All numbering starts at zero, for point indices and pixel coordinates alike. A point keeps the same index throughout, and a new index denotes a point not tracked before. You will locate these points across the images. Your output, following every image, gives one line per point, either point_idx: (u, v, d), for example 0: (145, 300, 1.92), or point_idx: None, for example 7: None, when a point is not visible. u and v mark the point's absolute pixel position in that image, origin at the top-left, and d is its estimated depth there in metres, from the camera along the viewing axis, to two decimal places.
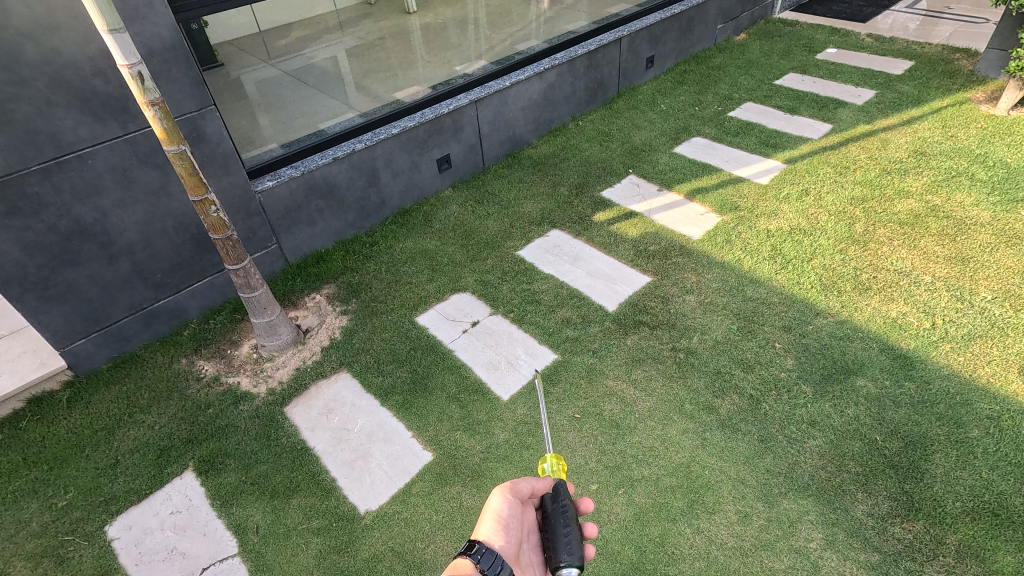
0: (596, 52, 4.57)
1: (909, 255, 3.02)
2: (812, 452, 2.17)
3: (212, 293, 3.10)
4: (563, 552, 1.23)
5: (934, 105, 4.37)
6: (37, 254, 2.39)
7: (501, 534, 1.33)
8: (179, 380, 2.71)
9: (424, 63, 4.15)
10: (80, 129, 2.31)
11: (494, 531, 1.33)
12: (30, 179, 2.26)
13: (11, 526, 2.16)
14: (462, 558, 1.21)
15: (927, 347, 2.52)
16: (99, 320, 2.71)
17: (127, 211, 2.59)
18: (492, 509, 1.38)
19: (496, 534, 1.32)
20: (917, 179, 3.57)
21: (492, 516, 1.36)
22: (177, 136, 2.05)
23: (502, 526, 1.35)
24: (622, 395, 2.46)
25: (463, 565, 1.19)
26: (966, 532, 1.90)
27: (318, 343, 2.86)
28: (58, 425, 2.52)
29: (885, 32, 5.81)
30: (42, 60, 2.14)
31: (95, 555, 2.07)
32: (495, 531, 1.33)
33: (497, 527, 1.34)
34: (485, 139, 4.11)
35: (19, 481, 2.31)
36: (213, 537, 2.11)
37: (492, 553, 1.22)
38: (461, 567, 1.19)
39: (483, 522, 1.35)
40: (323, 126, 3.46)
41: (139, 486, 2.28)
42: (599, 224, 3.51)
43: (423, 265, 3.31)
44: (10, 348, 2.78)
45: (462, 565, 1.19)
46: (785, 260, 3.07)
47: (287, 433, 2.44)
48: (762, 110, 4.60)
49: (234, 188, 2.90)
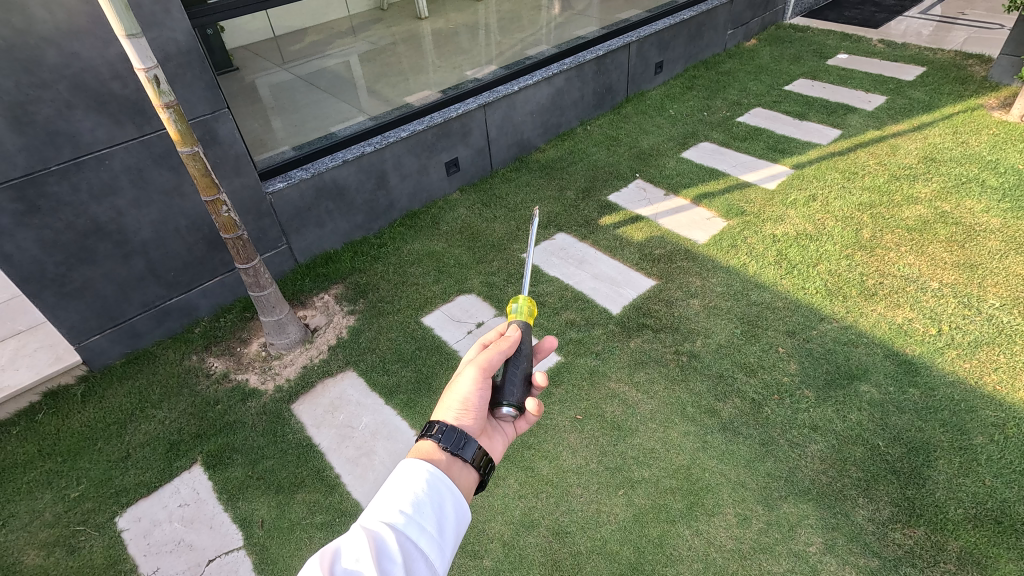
0: (604, 57, 4.60)
1: (916, 261, 3.01)
2: (813, 456, 2.17)
3: (223, 292, 3.16)
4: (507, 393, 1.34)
5: (945, 112, 4.35)
6: (55, 252, 2.46)
7: (468, 415, 1.29)
8: (190, 376, 2.76)
9: (434, 67, 4.21)
10: (98, 131, 2.39)
11: (460, 413, 1.27)
12: (49, 179, 2.33)
13: (25, 516, 2.22)
14: (424, 441, 1.16)
15: (932, 353, 2.51)
16: (113, 317, 2.78)
17: (142, 211, 2.66)
18: (457, 389, 1.31)
19: (461, 415, 1.27)
20: (926, 185, 3.55)
21: (457, 396, 1.30)
22: (190, 138, 2.11)
23: (469, 407, 1.29)
24: (624, 397, 2.48)
25: (427, 447, 1.14)
26: (968, 539, 1.89)
27: (325, 342, 2.91)
28: (72, 419, 2.59)
29: (897, 38, 5.79)
30: (62, 64, 2.21)
31: (105, 544, 2.12)
32: (461, 415, 1.27)
33: (463, 407, 1.29)
34: (493, 143, 4.16)
35: (34, 472, 2.37)
36: (220, 530, 2.15)
37: (453, 430, 1.18)
38: (425, 450, 1.14)
39: (447, 405, 1.29)
40: (334, 129, 3.53)
41: (149, 478, 2.34)
42: (605, 227, 3.53)
43: (430, 267, 3.35)
44: (27, 344, 2.85)
45: (426, 448, 1.15)
46: (790, 265, 3.07)
47: (293, 429, 2.49)
48: (770, 115, 4.60)
49: (245, 189, 2.96)
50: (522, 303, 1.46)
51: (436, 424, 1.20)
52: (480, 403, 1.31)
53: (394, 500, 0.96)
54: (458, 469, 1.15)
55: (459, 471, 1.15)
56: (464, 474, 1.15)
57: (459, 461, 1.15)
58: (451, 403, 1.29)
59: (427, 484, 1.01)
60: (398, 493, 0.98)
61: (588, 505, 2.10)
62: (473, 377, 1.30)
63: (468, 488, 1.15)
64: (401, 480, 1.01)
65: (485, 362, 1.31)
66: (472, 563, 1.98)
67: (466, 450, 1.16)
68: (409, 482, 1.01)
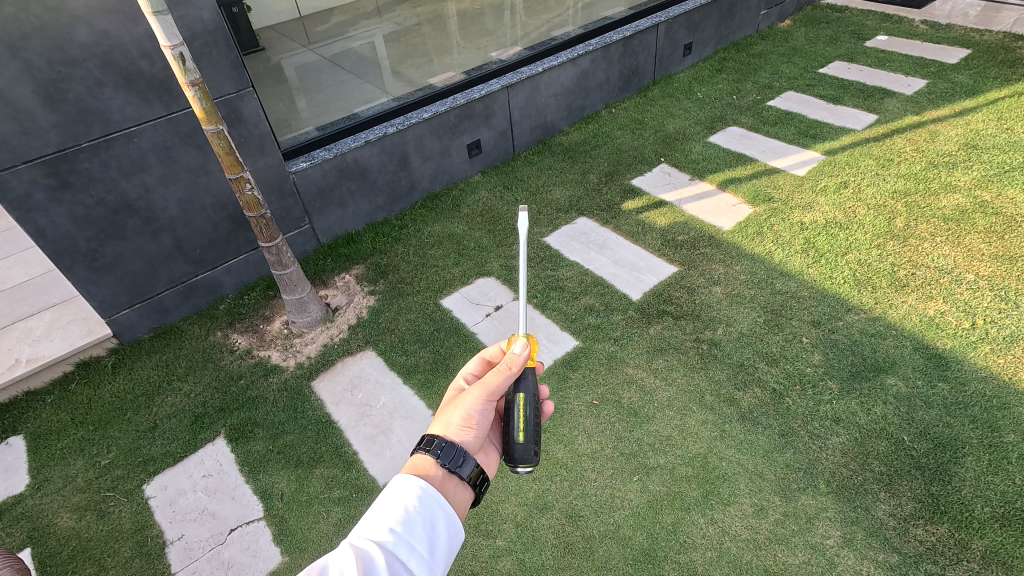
0: (632, 38, 4.50)
1: (952, 252, 2.90)
2: (834, 449, 2.12)
3: (247, 270, 3.22)
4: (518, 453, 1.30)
5: (990, 96, 4.15)
6: (86, 227, 2.53)
7: (470, 430, 1.28)
8: (214, 352, 2.83)
9: (459, 48, 4.16)
10: (127, 109, 2.43)
11: (462, 427, 1.27)
12: (81, 156, 2.39)
13: (59, 480, 2.32)
14: (420, 454, 1.17)
15: (965, 347, 2.42)
16: (142, 292, 2.85)
17: (170, 188, 2.71)
18: (459, 405, 1.31)
19: (462, 430, 1.27)
20: (966, 173, 3.41)
21: (458, 412, 1.30)
22: (215, 116, 2.13)
23: (470, 422, 1.29)
24: (642, 383, 2.46)
25: (423, 462, 1.15)
26: (994, 538, 1.83)
27: (345, 321, 2.95)
28: (103, 389, 2.68)
29: (942, 19, 5.52)
30: (92, 42, 2.24)
31: (133, 510, 2.20)
32: (463, 429, 1.27)
33: (464, 422, 1.29)
34: (517, 125, 4.12)
35: (67, 439, 2.47)
36: (241, 500, 2.21)
37: (452, 446, 1.19)
38: (421, 464, 1.14)
39: (450, 421, 1.28)
40: (357, 110, 3.53)
41: (176, 449, 2.41)
42: (628, 212, 3.48)
43: (450, 249, 3.35)
44: (61, 316, 2.95)
45: (421, 462, 1.15)
46: (818, 254, 2.99)
47: (313, 406, 2.53)
48: (803, 99, 4.45)
49: (269, 169, 2.99)
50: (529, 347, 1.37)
51: (434, 437, 1.20)
52: (480, 419, 1.32)
53: (385, 517, 0.95)
54: (452, 487, 1.15)
55: (454, 488, 1.15)
56: (459, 491, 1.16)
57: (454, 477, 1.16)
58: (452, 417, 1.29)
59: (420, 499, 1.01)
60: (389, 509, 0.97)
61: (602, 490, 2.10)
62: (478, 397, 1.30)
63: (462, 505, 1.16)
64: (391, 493, 1.00)
65: (491, 383, 1.30)
66: (485, 542, 2.00)
67: (463, 468, 1.17)
68: (399, 496, 1.00)
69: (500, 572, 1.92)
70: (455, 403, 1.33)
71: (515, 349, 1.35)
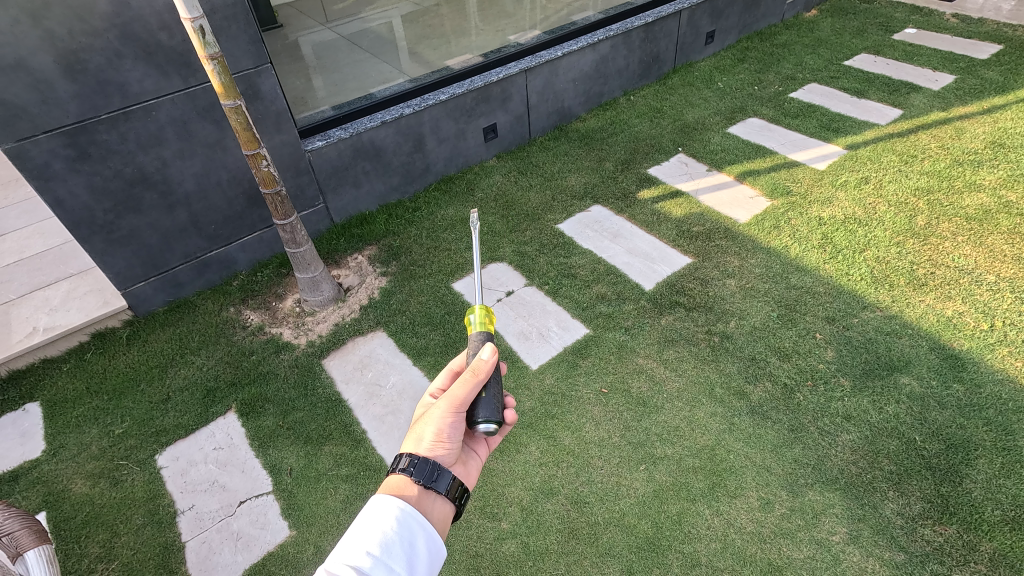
0: (653, 24, 4.42)
1: (974, 252, 2.84)
2: (844, 446, 2.11)
3: (261, 247, 3.23)
4: (482, 410, 1.25)
5: (1020, 94, 4.04)
6: (104, 199, 2.55)
7: (442, 445, 1.28)
8: (227, 327, 2.86)
9: (478, 30, 4.11)
10: (146, 81, 2.43)
11: (433, 444, 1.27)
12: (99, 127, 2.40)
13: (74, 447, 2.36)
14: (395, 475, 1.17)
15: (982, 349, 2.39)
16: (157, 266, 2.87)
17: (186, 162, 2.71)
18: (429, 421, 1.28)
19: (434, 448, 1.27)
20: (992, 172, 3.33)
21: (429, 428, 1.28)
22: (233, 91, 2.12)
23: (443, 437, 1.28)
24: (652, 373, 2.45)
25: (397, 482, 1.15)
26: (1003, 541, 1.81)
27: (357, 301, 2.96)
28: (118, 360, 2.72)
29: (973, 13, 5.38)
30: (113, 13, 2.23)
31: (145, 479, 2.24)
32: (433, 446, 1.27)
33: (436, 437, 1.28)
34: (534, 110, 4.07)
35: (82, 407, 2.51)
36: (251, 474, 2.24)
37: (426, 462, 1.19)
38: (395, 485, 1.15)
39: (421, 439, 1.27)
40: (374, 89, 3.51)
41: (188, 421, 2.44)
42: (643, 201, 3.45)
43: (463, 233, 3.34)
44: (77, 287, 2.98)
45: (397, 482, 1.16)
46: (835, 250, 2.95)
47: (323, 384, 2.55)
48: (827, 91, 4.35)
49: (285, 146, 2.99)
50: (481, 314, 1.38)
51: (406, 455, 1.21)
52: (454, 433, 1.29)
53: (363, 540, 0.99)
54: (430, 502, 1.16)
55: (433, 503, 1.17)
56: (438, 506, 1.17)
57: (431, 493, 1.17)
58: (423, 434, 1.28)
59: (398, 520, 1.05)
60: (366, 532, 1.01)
61: (608, 478, 2.11)
62: (446, 412, 1.26)
63: (442, 519, 1.17)
64: (366, 519, 1.04)
65: (458, 396, 1.26)
66: (490, 525, 2.01)
67: (439, 483, 1.17)
68: (375, 521, 1.03)
69: (504, 554, 1.93)
70: (425, 417, 1.31)
71: (482, 353, 1.27)
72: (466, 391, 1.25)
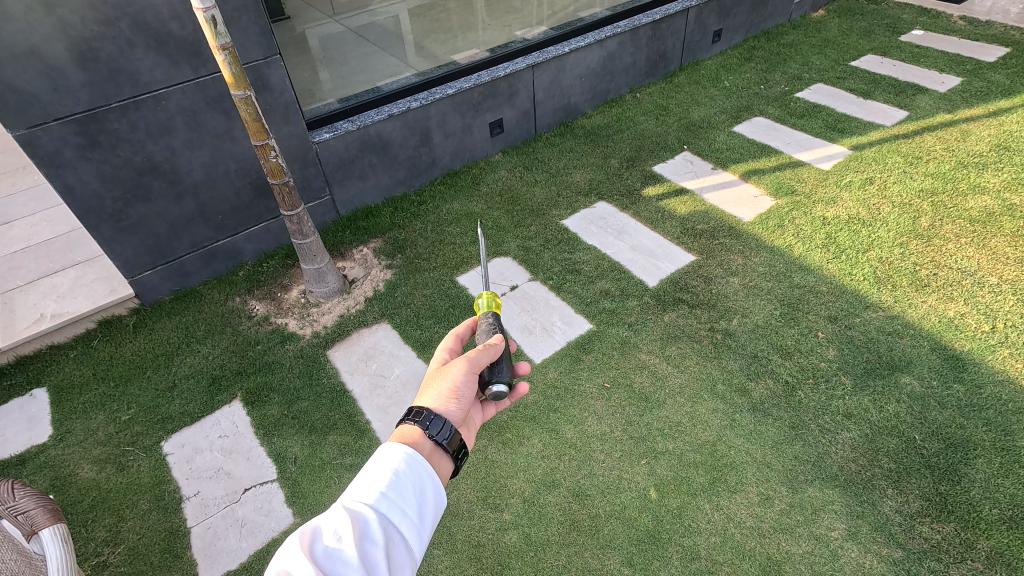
0: (661, 22, 4.42)
1: (977, 254, 2.85)
2: (844, 444, 2.13)
3: (267, 238, 3.25)
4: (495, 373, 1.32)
5: None
6: (113, 187, 2.56)
7: (453, 402, 1.27)
8: (232, 317, 2.88)
9: (485, 25, 4.12)
10: (156, 71, 2.44)
11: (446, 399, 1.26)
12: (110, 116, 2.41)
13: (81, 433, 2.38)
14: (408, 425, 1.15)
15: (983, 350, 2.40)
16: (164, 254, 2.89)
17: (195, 152, 2.73)
18: (443, 377, 1.31)
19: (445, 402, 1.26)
20: (997, 175, 3.34)
21: (443, 384, 1.29)
22: (243, 81, 2.13)
23: (454, 394, 1.28)
24: (654, 369, 2.47)
25: (410, 431, 1.13)
26: (1000, 540, 1.83)
27: (362, 293, 2.98)
28: (124, 347, 2.74)
29: (981, 16, 5.37)
30: (125, 2, 2.24)
31: (151, 465, 2.27)
32: (444, 399, 1.26)
33: (448, 393, 1.28)
34: (540, 106, 4.08)
35: (89, 393, 2.53)
36: (256, 462, 2.27)
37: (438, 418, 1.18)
38: (408, 433, 1.13)
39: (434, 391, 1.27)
40: (381, 83, 3.52)
41: (193, 409, 2.47)
42: (648, 198, 3.46)
43: (468, 227, 3.36)
44: (85, 274, 3.00)
45: (408, 431, 1.13)
46: (838, 250, 2.96)
47: (328, 374, 2.58)
48: (833, 92, 4.35)
49: (292, 138, 3.00)
50: (487, 298, 1.50)
51: (421, 408, 1.19)
52: (465, 392, 1.30)
53: (375, 481, 0.94)
54: (438, 459, 1.15)
55: (439, 460, 1.15)
56: (443, 463, 1.16)
57: (439, 450, 1.15)
58: (437, 388, 1.29)
59: (409, 464, 1.00)
60: (378, 474, 0.95)
61: (610, 471, 2.13)
62: (461, 368, 1.31)
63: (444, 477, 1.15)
64: (378, 459, 0.99)
65: (476, 357, 1.31)
66: (492, 515, 2.03)
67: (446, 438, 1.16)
68: (386, 461, 0.99)
69: (505, 544, 1.95)
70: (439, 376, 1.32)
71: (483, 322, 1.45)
72: (482, 353, 1.31)
